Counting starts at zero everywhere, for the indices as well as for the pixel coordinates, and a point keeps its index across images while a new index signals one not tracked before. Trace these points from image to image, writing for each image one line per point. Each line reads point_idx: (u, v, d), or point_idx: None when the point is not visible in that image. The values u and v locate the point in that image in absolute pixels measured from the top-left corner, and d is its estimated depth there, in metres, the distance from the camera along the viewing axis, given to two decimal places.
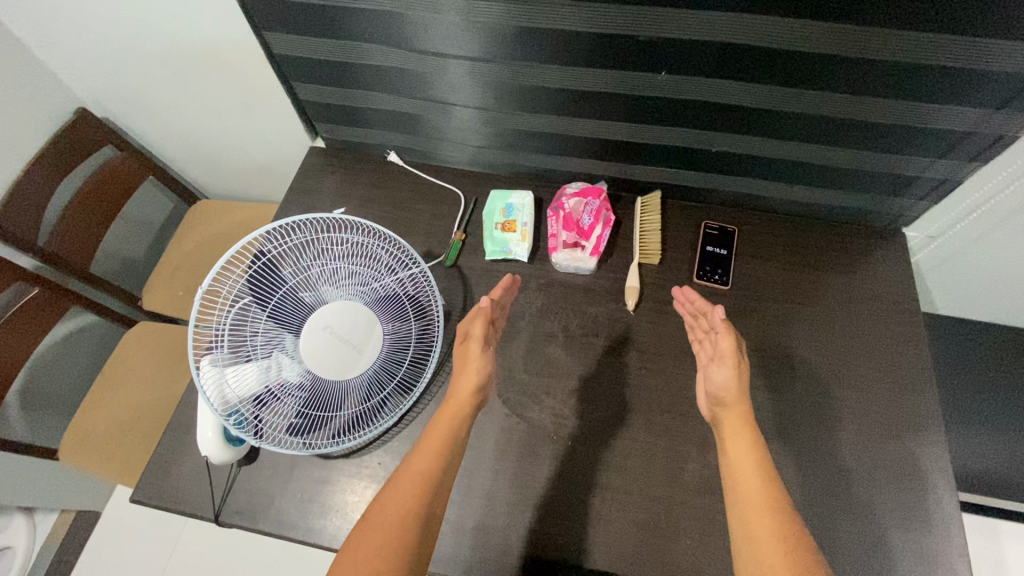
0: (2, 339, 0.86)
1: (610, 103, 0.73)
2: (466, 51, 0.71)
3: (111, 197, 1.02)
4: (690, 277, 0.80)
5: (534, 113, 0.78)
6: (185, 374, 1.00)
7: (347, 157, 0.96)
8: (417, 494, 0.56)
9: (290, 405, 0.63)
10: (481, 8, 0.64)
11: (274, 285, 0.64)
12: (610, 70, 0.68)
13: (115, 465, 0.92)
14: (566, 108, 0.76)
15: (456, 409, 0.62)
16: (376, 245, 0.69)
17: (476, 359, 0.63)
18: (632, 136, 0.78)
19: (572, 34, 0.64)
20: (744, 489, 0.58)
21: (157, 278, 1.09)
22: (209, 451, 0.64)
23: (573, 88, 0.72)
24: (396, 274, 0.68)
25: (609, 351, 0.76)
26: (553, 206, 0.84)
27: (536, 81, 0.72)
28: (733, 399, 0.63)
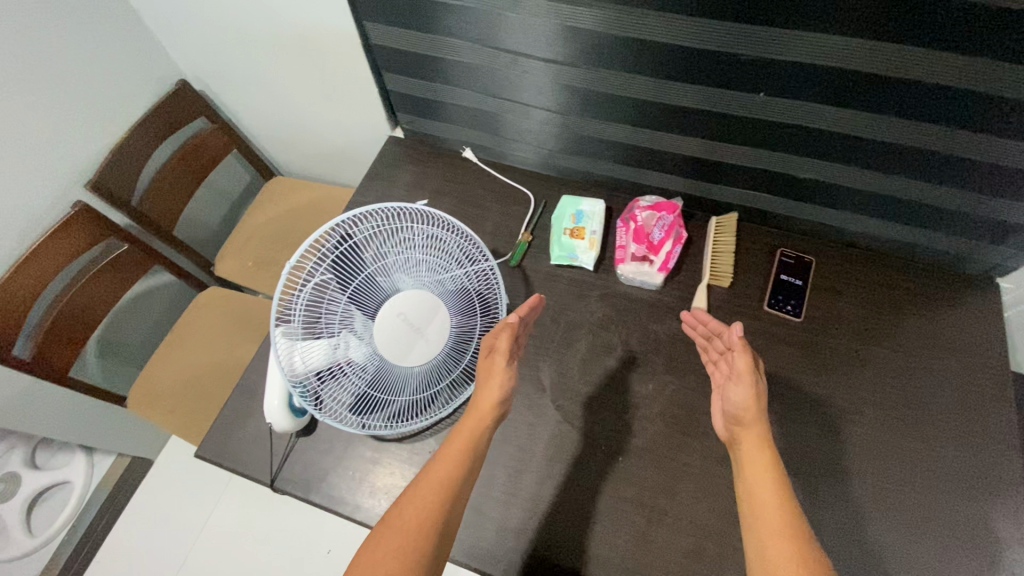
0: (93, 289, 0.93)
1: (694, 120, 0.72)
2: (558, 57, 0.71)
3: (199, 166, 1.07)
4: (760, 304, 0.78)
5: (615, 123, 0.78)
6: (247, 340, 1.04)
7: (423, 149, 0.97)
8: (435, 503, 0.56)
9: (354, 383, 0.65)
10: (580, 15, 0.64)
11: (354, 268, 0.66)
12: (701, 86, 0.67)
13: (179, 419, 0.97)
14: (648, 121, 0.75)
15: (478, 418, 0.61)
16: (450, 238, 0.69)
17: (499, 373, 0.60)
18: (715, 154, 0.76)
19: (668, 46, 0.64)
20: (763, 516, 0.55)
21: (230, 246, 1.15)
22: (274, 420, 0.67)
23: (662, 102, 0.71)
24: (468, 270, 0.69)
25: (669, 370, 0.74)
26: (625, 215, 0.83)
27: (623, 90, 0.72)
28: (750, 423, 0.61)
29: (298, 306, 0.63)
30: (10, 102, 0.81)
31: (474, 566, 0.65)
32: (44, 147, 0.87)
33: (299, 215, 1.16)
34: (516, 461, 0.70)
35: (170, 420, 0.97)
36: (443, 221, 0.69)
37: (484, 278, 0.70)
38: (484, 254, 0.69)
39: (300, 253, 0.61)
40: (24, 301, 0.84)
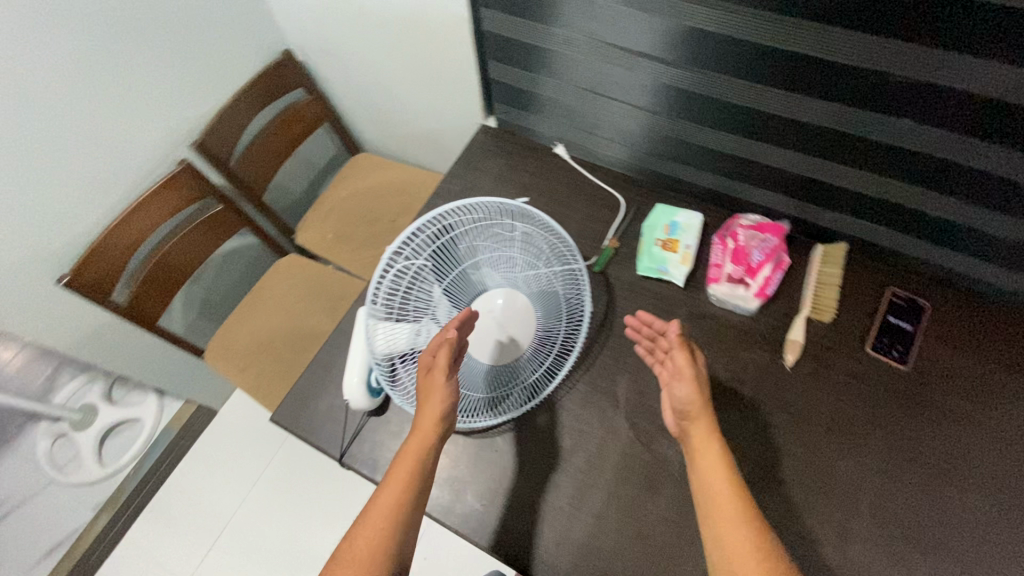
0: (186, 244, 0.96)
1: (815, 138, 0.67)
2: (680, 59, 0.68)
3: (293, 136, 1.10)
4: (862, 346, 0.72)
5: (726, 132, 0.74)
6: (319, 310, 1.06)
7: (514, 141, 0.95)
8: (387, 530, 0.52)
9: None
10: (715, 17, 0.61)
11: (448, 260, 0.66)
12: (831, 103, 0.63)
13: (250, 378, 1.01)
14: (764, 133, 0.71)
15: (423, 435, 0.58)
16: (544, 240, 0.67)
17: (438, 390, 0.57)
18: (833, 178, 0.71)
19: (805, 56, 0.60)
20: (717, 506, 0.55)
21: (312, 217, 1.18)
22: (352, 396, 0.68)
23: (785, 116, 0.67)
24: (558, 275, 0.67)
25: (754, 403, 0.70)
26: (724, 230, 0.78)
27: (743, 99, 0.68)
28: (698, 420, 0.60)
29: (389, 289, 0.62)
30: (135, 55, 0.84)
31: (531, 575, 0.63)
32: (158, 101, 0.90)
33: (379, 194, 1.18)
34: (584, 474, 0.67)
35: (241, 378, 1.01)
36: (539, 221, 0.67)
37: (573, 285, 0.67)
38: (577, 260, 0.66)
39: (402, 238, 0.61)
40: (125, 248, 0.88)
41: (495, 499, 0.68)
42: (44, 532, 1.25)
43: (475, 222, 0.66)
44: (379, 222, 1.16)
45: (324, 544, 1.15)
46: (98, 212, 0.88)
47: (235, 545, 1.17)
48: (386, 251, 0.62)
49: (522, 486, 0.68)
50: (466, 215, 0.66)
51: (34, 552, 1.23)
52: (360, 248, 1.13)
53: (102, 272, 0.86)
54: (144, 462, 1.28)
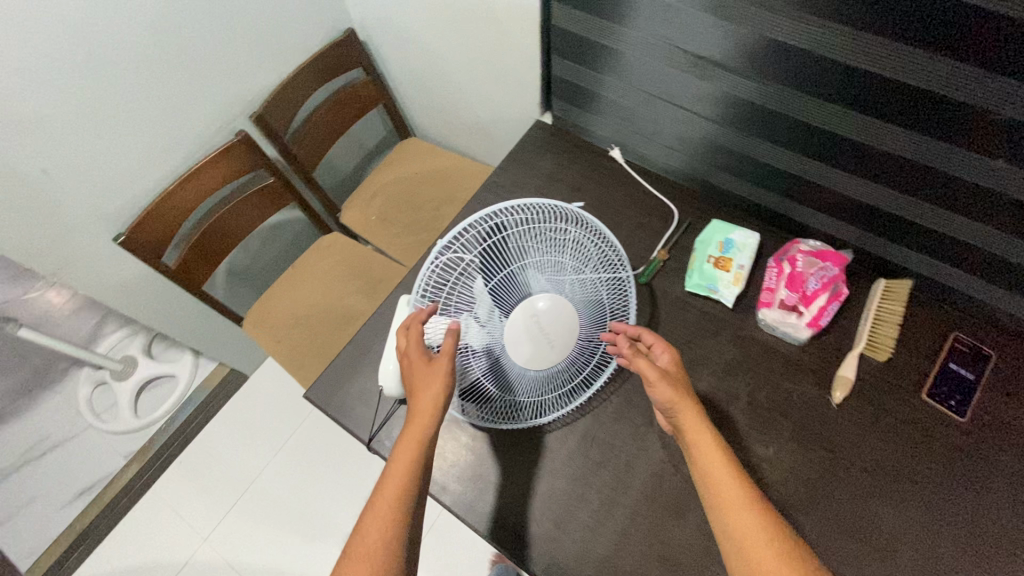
0: (236, 212, 0.98)
1: (892, 169, 0.64)
2: (754, 72, 0.65)
3: (347, 114, 1.11)
4: (915, 392, 0.69)
5: (793, 152, 0.71)
6: (357, 291, 1.07)
7: (568, 139, 0.93)
8: (398, 513, 0.54)
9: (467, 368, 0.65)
10: (801, 32, 0.58)
11: (499, 259, 0.63)
12: (917, 135, 0.59)
13: (285, 350, 1.03)
14: (835, 158, 0.67)
15: (419, 427, 0.58)
16: (596, 247, 0.65)
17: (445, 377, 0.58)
18: (903, 212, 0.67)
19: (898, 83, 0.56)
20: (727, 507, 0.54)
21: (357, 197, 1.19)
22: (385, 384, 0.67)
23: (860, 142, 0.63)
24: (605, 285, 0.66)
25: (795, 437, 0.68)
26: (782, 253, 0.75)
27: (816, 120, 0.65)
28: (688, 420, 0.58)
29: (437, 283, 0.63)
30: (208, 23, 0.85)
31: None
32: (224, 71, 0.92)
33: (425, 180, 1.18)
34: (612, 488, 0.66)
35: (278, 349, 1.03)
36: (591, 228, 0.66)
37: (618, 296, 0.66)
38: (625, 272, 0.65)
39: (456, 234, 0.63)
40: (180, 212, 0.90)
41: (518, 503, 0.66)
42: (77, 474, 1.30)
43: (529, 222, 0.64)
44: (423, 208, 1.16)
45: (340, 516, 1.18)
46: (160, 175, 0.90)
47: (255, 507, 1.20)
48: (437, 244, 0.63)
49: (549, 493, 0.67)
50: (520, 214, 0.64)
51: (66, 492, 1.28)
52: (403, 233, 1.14)
53: (156, 234, 0.88)
54: (175, 418, 1.32)
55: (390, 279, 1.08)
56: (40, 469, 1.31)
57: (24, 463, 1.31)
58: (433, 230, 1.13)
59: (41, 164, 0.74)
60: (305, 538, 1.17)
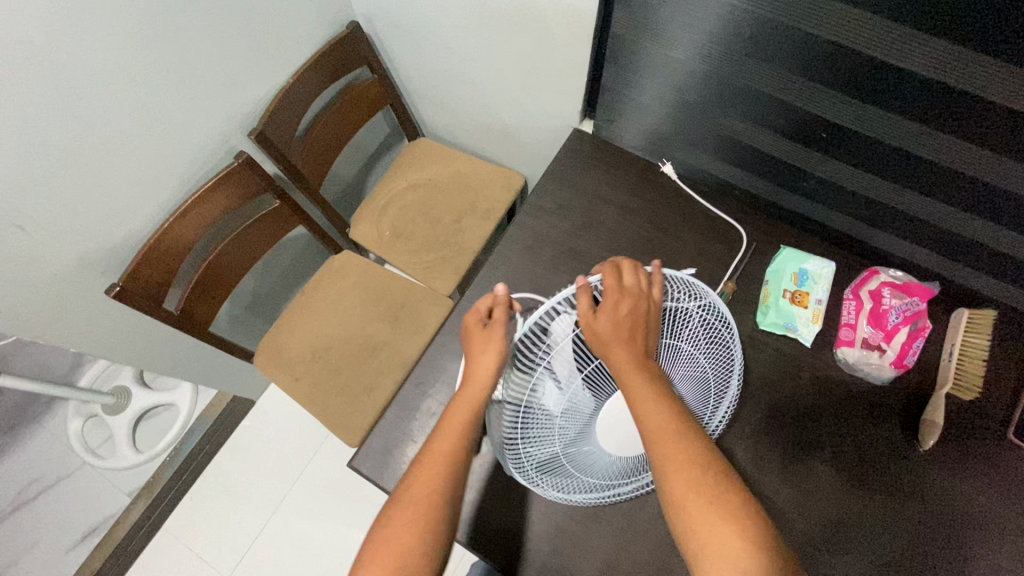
0: (239, 244, 0.87)
1: (970, 192, 0.59)
2: (841, 89, 0.58)
3: (353, 119, 0.98)
4: (1002, 432, 0.65)
5: (866, 173, 0.65)
6: (378, 319, 0.98)
7: (613, 152, 0.85)
8: (439, 477, 0.50)
9: (551, 442, 0.56)
10: (908, 51, 0.51)
11: None
12: (1002, 158, 0.54)
13: (304, 388, 0.94)
14: (907, 180, 0.62)
15: (473, 391, 0.53)
16: (709, 326, 0.56)
17: (498, 346, 0.53)
18: (989, 241, 0.63)
19: (987, 100, 0.50)
20: (662, 465, 0.47)
21: (367, 210, 1.07)
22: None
23: (954, 169, 0.58)
24: (711, 365, 0.58)
25: (883, 488, 0.64)
26: (861, 285, 0.71)
27: (906, 143, 0.58)
28: (629, 377, 0.50)
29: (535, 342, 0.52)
30: (199, 29, 0.73)
31: None
32: (220, 83, 0.79)
33: (442, 188, 1.07)
34: None
35: (296, 388, 0.94)
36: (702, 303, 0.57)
37: (721, 379, 0.59)
38: (736, 361, 0.57)
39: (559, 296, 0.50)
40: (178, 251, 0.79)
41: None
42: (77, 516, 1.21)
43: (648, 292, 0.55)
44: (441, 220, 1.05)
45: None
46: (150, 210, 0.79)
47: (276, 543, 1.13)
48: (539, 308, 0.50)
49: (633, 565, 0.62)
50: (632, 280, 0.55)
51: (69, 536, 1.19)
52: (422, 249, 1.03)
53: (152, 277, 0.77)
54: (180, 450, 1.23)
55: (413, 304, 0.99)
56: (35, 513, 1.21)
57: (17, 508, 1.21)
58: (455, 245, 1.03)
59: (15, 220, 0.63)
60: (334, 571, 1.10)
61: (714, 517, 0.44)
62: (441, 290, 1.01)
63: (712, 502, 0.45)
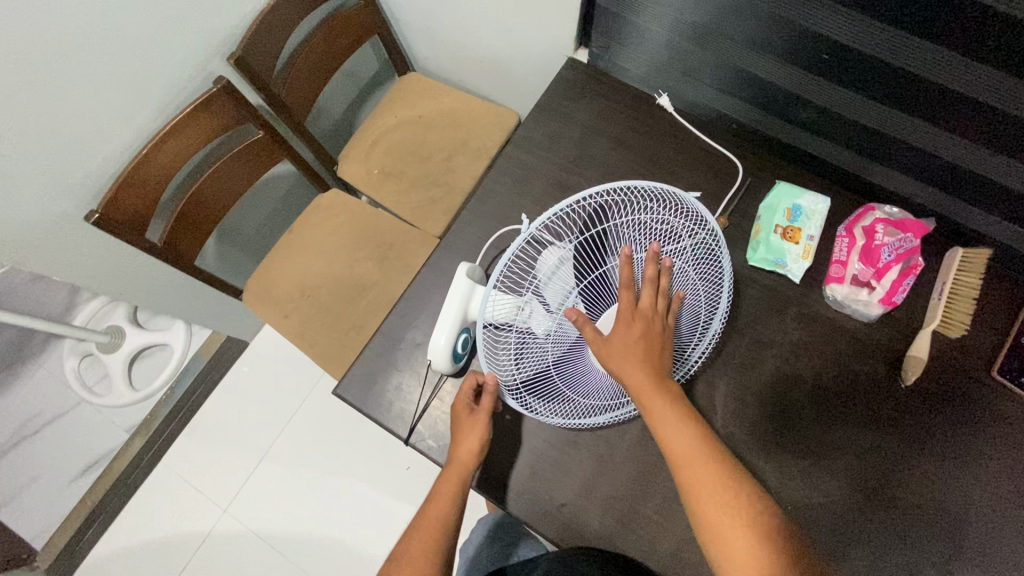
0: (222, 176, 0.85)
1: (973, 118, 0.56)
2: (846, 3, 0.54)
3: (339, 48, 0.94)
4: (986, 370, 0.65)
5: (869, 100, 0.62)
6: (367, 257, 0.97)
7: (608, 83, 0.81)
8: None
9: (541, 361, 0.56)
10: None
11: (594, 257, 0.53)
12: (1008, 78, 0.51)
13: (292, 325, 0.94)
14: (911, 105, 0.59)
15: (461, 464, 0.60)
16: (697, 243, 0.55)
17: (478, 436, 0.60)
18: (992, 173, 0.60)
19: (993, 12, 0.47)
20: (695, 494, 0.49)
21: (356, 147, 1.05)
22: (435, 358, 0.60)
23: (960, 92, 0.55)
24: (701, 291, 0.57)
25: (863, 422, 0.65)
26: (856, 221, 0.69)
27: (913, 63, 0.55)
28: (649, 402, 0.50)
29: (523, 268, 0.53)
30: None
31: None
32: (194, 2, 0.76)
33: (432, 125, 1.04)
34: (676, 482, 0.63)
35: (284, 325, 0.94)
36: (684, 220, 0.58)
37: (711, 303, 0.58)
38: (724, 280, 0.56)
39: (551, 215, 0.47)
40: (158, 181, 0.78)
41: (579, 501, 0.63)
42: (78, 450, 1.24)
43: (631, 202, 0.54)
44: (432, 158, 1.02)
45: (359, 480, 1.15)
46: (127, 137, 0.77)
47: (271, 478, 1.16)
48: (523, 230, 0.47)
49: (610, 490, 0.63)
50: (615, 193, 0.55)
51: (70, 468, 1.23)
52: (411, 188, 1.01)
53: (132, 206, 0.76)
54: (176, 388, 1.25)
55: (402, 243, 0.98)
56: (36, 446, 1.24)
57: (20, 442, 1.25)
58: (446, 185, 1.01)
59: None
60: (328, 504, 1.14)
61: (749, 545, 0.46)
62: (431, 230, 1.00)
63: (746, 530, 0.47)
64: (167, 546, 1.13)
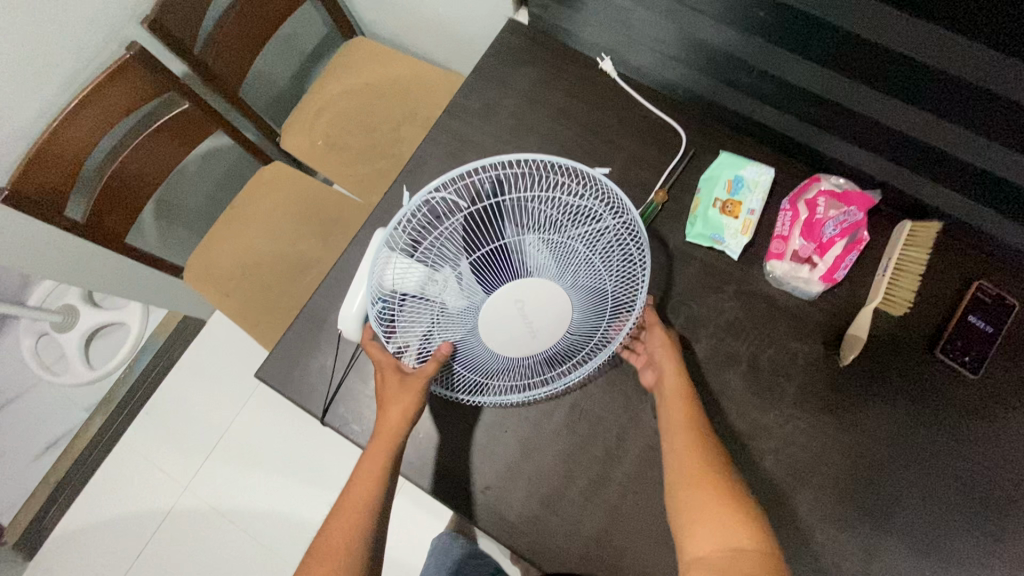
0: (147, 152, 0.81)
1: (934, 91, 0.51)
2: None
3: (270, 11, 0.88)
4: (927, 349, 0.63)
5: (811, 65, 0.56)
6: (310, 233, 0.94)
7: (549, 45, 0.76)
8: None
9: (436, 336, 0.52)
10: None
11: (489, 232, 0.47)
12: (952, 38, 0.45)
13: (233, 303, 0.92)
14: (867, 77, 0.54)
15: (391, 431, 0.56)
16: (615, 228, 0.50)
17: (407, 400, 0.55)
18: (943, 143, 0.55)
19: None
20: (678, 470, 0.53)
21: (300, 117, 1.00)
22: (345, 325, 0.57)
23: (903, 57, 0.49)
24: (615, 280, 0.52)
25: (797, 403, 0.63)
26: (800, 193, 0.65)
27: (853, 24, 0.50)
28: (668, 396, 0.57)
29: (419, 228, 0.48)
30: None
31: (532, 559, 0.61)
32: None
33: (378, 93, 0.98)
34: (601, 464, 0.62)
35: (226, 304, 0.92)
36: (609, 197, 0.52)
37: (626, 292, 0.53)
38: (645, 266, 0.51)
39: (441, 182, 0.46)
40: (75, 157, 0.74)
41: (504, 484, 0.62)
42: (40, 428, 1.25)
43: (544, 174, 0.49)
44: (378, 128, 0.98)
45: (319, 459, 1.15)
46: (35, 109, 0.73)
47: (231, 456, 1.16)
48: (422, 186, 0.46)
49: (533, 472, 0.62)
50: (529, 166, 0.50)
51: (33, 446, 1.24)
52: (356, 160, 0.97)
53: (44, 184, 0.72)
54: (134, 367, 1.24)
55: (347, 219, 0.95)
56: None
57: None
58: (392, 157, 0.97)
59: None
60: (288, 482, 1.14)
61: (717, 513, 0.49)
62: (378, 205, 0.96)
63: (717, 499, 0.50)
64: (130, 523, 1.14)
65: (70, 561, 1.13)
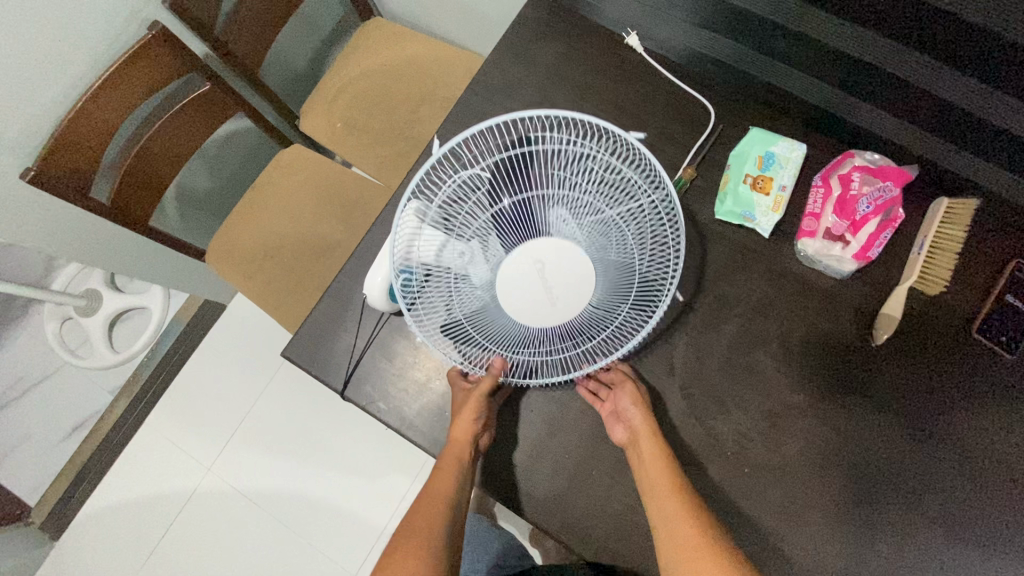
0: (168, 132, 0.81)
1: (986, 49, 0.48)
2: None
3: None
4: (960, 329, 0.61)
5: (850, 29, 0.54)
6: (330, 216, 0.94)
7: (573, 20, 0.74)
8: None
9: (460, 302, 0.52)
10: None
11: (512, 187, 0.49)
12: None
13: (255, 285, 0.92)
14: (912, 39, 0.51)
15: (459, 443, 0.58)
16: (646, 193, 0.48)
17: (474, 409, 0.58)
18: (988, 113, 0.53)
19: None
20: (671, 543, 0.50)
21: (318, 100, 0.99)
22: (370, 293, 0.59)
23: (949, 18, 0.47)
24: (648, 247, 0.50)
25: (830, 383, 0.62)
26: (832, 169, 0.64)
27: None
28: (645, 451, 0.55)
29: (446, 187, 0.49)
30: None
31: (561, 538, 0.61)
32: None
33: (396, 74, 0.97)
34: None
35: (248, 287, 0.93)
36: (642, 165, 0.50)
37: (661, 260, 0.50)
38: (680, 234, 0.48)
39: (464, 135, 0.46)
40: (99, 137, 0.74)
41: (532, 463, 0.62)
42: (65, 411, 1.27)
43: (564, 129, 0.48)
44: (396, 110, 0.97)
45: (341, 442, 1.16)
46: (59, 90, 0.73)
47: (252, 439, 1.17)
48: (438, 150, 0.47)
49: (560, 451, 0.62)
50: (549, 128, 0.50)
51: (59, 429, 1.26)
52: (374, 143, 0.97)
53: (71, 167, 0.73)
54: (157, 351, 1.25)
55: (368, 202, 0.95)
56: (23, 409, 1.27)
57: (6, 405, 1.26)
58: (412, 139, 0.96)
59: None
60: (309, 464, 1.15)
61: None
62: None
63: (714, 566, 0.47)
64: (154, 504, 1.16)
65: (98, 540, 1.15)
